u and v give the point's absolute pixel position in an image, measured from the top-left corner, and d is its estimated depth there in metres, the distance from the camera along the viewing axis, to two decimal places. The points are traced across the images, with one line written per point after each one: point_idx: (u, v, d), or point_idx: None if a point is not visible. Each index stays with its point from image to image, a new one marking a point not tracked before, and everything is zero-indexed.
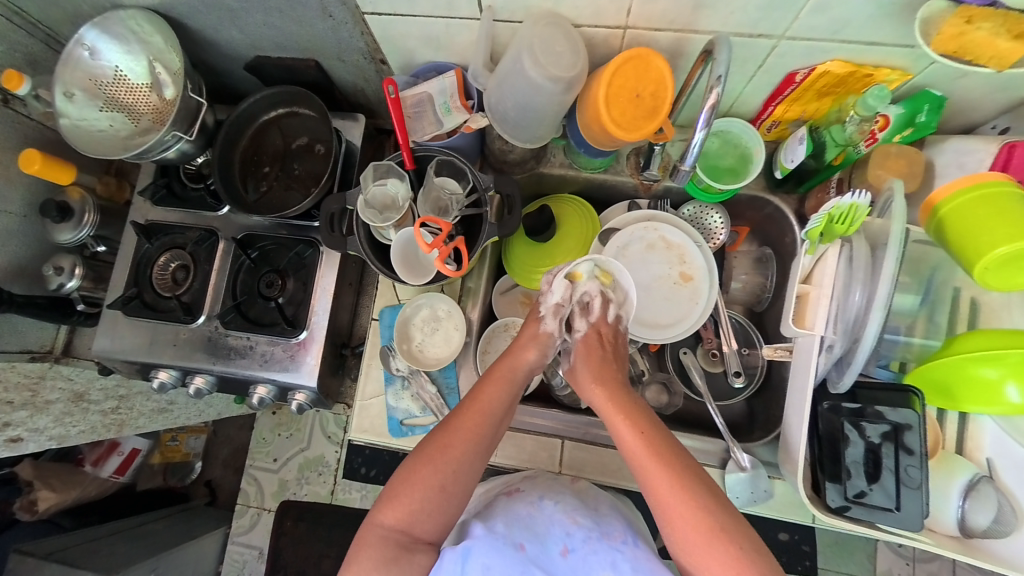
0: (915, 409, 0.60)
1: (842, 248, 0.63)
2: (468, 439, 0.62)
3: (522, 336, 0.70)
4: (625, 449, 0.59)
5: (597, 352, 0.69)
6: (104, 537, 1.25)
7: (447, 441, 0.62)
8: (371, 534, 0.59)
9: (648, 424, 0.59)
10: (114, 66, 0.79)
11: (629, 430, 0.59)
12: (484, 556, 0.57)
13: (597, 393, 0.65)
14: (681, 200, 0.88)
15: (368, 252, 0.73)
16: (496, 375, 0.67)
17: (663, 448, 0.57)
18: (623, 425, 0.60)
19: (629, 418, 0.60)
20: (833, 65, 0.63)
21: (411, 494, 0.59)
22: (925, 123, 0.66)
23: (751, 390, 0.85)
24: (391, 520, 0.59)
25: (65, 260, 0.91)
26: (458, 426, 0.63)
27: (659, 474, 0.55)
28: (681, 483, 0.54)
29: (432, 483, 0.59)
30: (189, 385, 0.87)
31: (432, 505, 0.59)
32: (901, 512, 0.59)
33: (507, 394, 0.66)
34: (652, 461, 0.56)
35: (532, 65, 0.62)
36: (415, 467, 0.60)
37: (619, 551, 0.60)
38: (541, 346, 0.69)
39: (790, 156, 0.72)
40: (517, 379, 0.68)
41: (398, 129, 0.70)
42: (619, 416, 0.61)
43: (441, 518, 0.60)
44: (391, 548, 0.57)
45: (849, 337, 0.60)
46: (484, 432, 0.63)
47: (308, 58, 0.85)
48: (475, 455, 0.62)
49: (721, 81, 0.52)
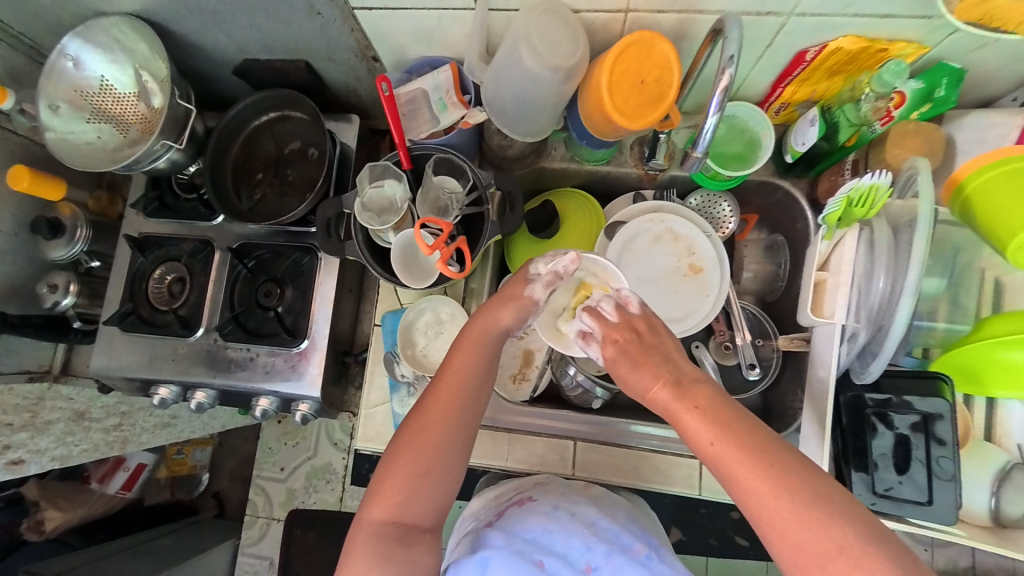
0: (945, 397, 0.58)
1: (860, 232, 0.60)
2: (444, 415, 0.59)
3: (497, 297, 0.64)
4: (703, 452, 0.47)
5: (626, 356, 0.56)
6: (114, 554, 1.23)
7: (424, 418, 0.58)
8: (361, 532, 0.56)
9: (728, 416, 0.47)
10: (100, 77, 0.77)
11: (703, 428, 0.47)
12: (503, 568, 0.57)
13: (657, 392, 0.52)
14: (687, 189, 0.85)
15: (368, 256, 0.71)
16: (467, 341, 0.62)
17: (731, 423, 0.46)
18: (696, 423, 0.48)
19: (706, 413, 0.48)
20: (844, 42, 0.60)
21: (396, 483, 0.56)
22: (943, 98, 0.63)
23: (766, 382, 0.81)
24: (381, 514, 0.56)
25: (59, 277, 0.89)
26: (432, 404, 0.59)
27: (743, 464, 0.44)
28: (761, 466, 0.44)
29: (415, 467, 0.57)
30: (190, 400, 0.85)
31: (418, 491, 0.57)
32: (933, 505, 0.56)
33: (479, 360, 0.62)
34: (728, 448, 0.45)
35: (530, 55, 0.60)
36: (396, 452, 0.58)
37: (643, 567, 0.59)
38: (522, 311, 0.63)
39: (800, 139, 0.70)
40: (491, 342, 0.63)
41: (394, 129, 0.67)
42: (692, 413, 0.48)
43: (431, 500, 0.57)
44: (385, 542, 0.55)
45: (872, 325, 0.57)
46: (462, 402, 0.60)
47: (297, 59, 0.82)
48: (454, 428, 0.59)
49: (732, 62, 0.50)
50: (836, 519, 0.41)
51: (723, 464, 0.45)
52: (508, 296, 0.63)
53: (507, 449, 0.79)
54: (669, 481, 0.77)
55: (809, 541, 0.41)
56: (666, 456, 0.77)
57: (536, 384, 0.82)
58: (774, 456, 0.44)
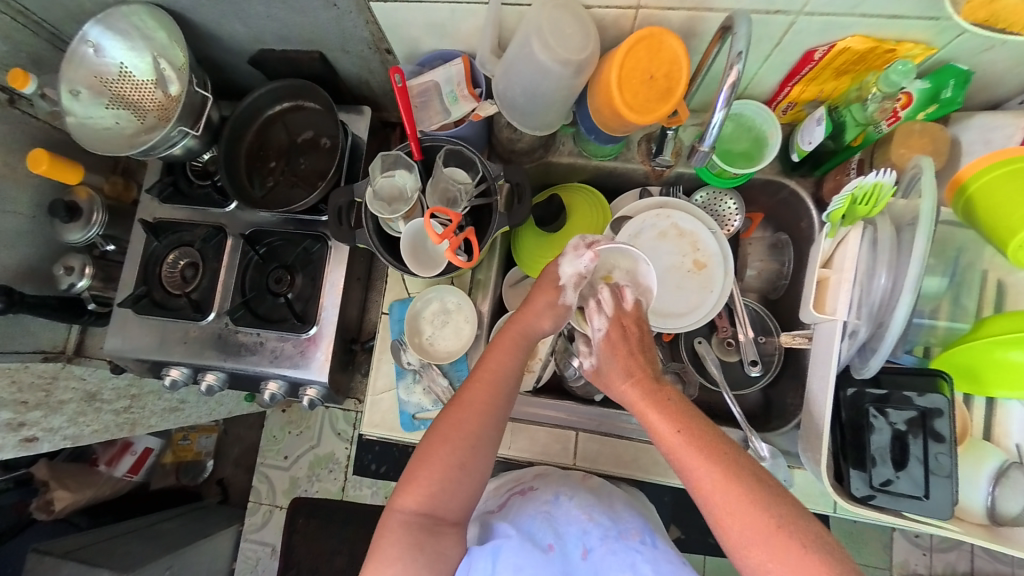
0: (943, 394, 0.58)
1: (864, 230, 0.61)
2: (482, 413, 0.60)
3: (538, 302, 0.66)
4: (665, 443, 0.53)
5: (624, 346, 0.61)
6: (121, 535, 1.26)
7: (463, 416, 0.60)
8: (392, 520, 0.57)
9: (686, 414, 0.54)
10: (119, 64, 0.79)
11: (663, 420, 0.54)
12: (515, 556, 0.58)
13: (628, 390, 0.59)
14: (693, 186, 0.86)
15: (378, 245, 0.72)
16: (504, 342, 0.65)
17: (677, 415, 0.54)
18: (658, 419, 0.54)
19: (664, 410, 0.55)
20: (853, 42, 0.60)
21: (430, 476, 0.58)
22: (950, 98, 0.63)
23: (768, 377, 0.83)
24: (411, 505, 0.57)
25: (74, 259, 0.91)
26: (470, 400, 0.61)
27: (700, 461, 0.50)
28: (723, 464, 0.49)
29: (451, 463, 0.58)
30: (200, 382, 0.87)
31: (452, 484, 0.58)
32: (928, 500, 0.57)
33: (517, 360, 0.64)
34: (682, 443, 0.52)
35: (542, 49, 0.61)
36: (432, 446, 0.59)
37: (639, 552, 0.60)
38: (558, 316, 0.66)
39: (807, 138, 0.70)
40: (527, 345, 0.66)
41: (405, 120, 0.69)
42: (653, 408, 0.55)
43: (462, 495, 0.59)
44: (414, 532, 0.56)
45: (873, 322, 0.58)
46: (499, 400, 0.62)
47: (312, 50, 0.84)
48: (492, 426, 0.61)
49: (740, 58, 0.50)
50: (750, 476, 0.48)
51: (682, 461, 0.51)
52: (553, 305, 0.66)
53: (510, 438, 0.80)
54: (669, 474, 0.77)
55: (754, 520, 0.46)
56: None
57: (540, 374, 0.83)
58: (724, 454, 0.50)
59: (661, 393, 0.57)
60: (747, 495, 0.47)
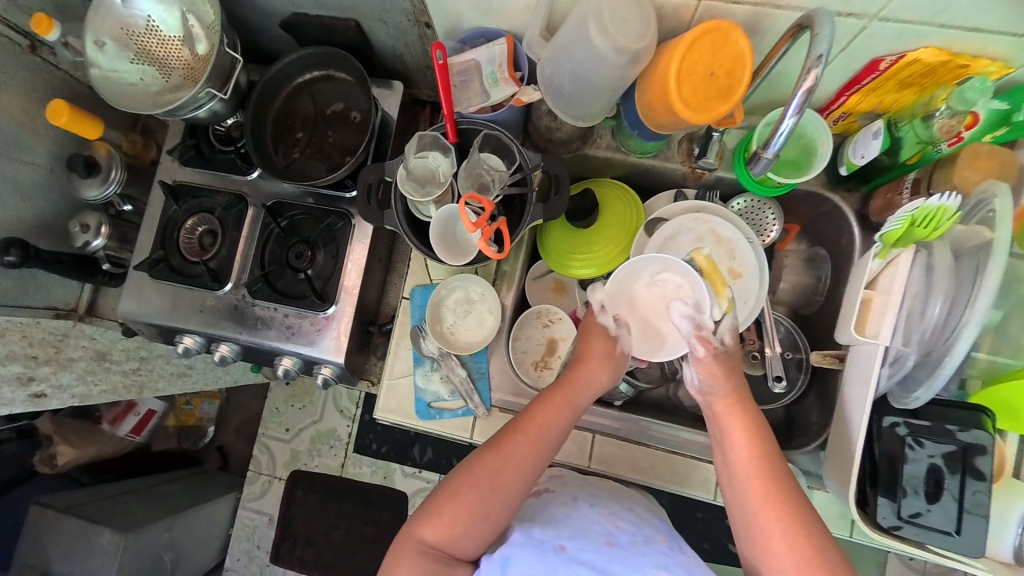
0: (987, 430, 0.57)
1: (917, 254, 0.58)
2: (519, 467, 0.60)
3: (591, 353, 0.69)
4: (734, 463, 0.59)
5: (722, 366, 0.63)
6: (122, 494, 1.27)
7: (502, 468, 0.60)
8: (408, 546, 0.58)
9: (768, 459, 0.58)
10: (147, 17, 0.75)
11: (746, 462, 0.58)
12: (526, 565, 0.57)
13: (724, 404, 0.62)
14: (732, 192, 0.84)
15: (406, 228, 0.70)
16: (556, 400, 0.65)
17: (803, 524, 0.54)
18: (740, 438, 0.59)
19: (780, 515, 0.54)
20: (925, 53, 0.57)
21: (456, 514, 0.58)
22: (1021, 123, 0.60)
23: (792, 395, 0.80)
24: (431, 536, 0.58)
25: (91, 218, 0.89)
26: (513, 452, 0.60)
27: (761, 505, 0.55)
28: (780, 513, 0.55)
29: (476, 510, 0.58)
30: (214, 352, 0.86)
31: (473, 527, 0.58)
32: (959, 536, 0.57)
33: (564, 421, 0.64)
34: (758, 493, 0.56)
35: (598, 34, 0.58)
36: (463, 486, 0.59)
37: (668, 555, 0.59)
38: (612, 365, 0.69)
39: (860, 152, 0.68)
40: (576, 405, 0.65)
41: (443, 99, 0.65)
42: (766, 513, 0.55)
43: (481, 540, 0.59)
44: (432, 563, 0.57)
45: (923, 349, 0.57)
46: (540, 458, 0.61)
47: (348, 18, 0.80)
48: (525, 483, 0.60)
49: (821, 61, 0.47)
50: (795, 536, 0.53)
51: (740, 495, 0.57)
52: (602, 352, 0.68)
53: None
54: (686, 484, 0.77)
55: (795, 568, 0.52)
56: (684, 458, 0.77)
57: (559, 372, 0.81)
58: (780, 504, 0.55)
59: (780, 491, 0.56)
60: (793, 552, 0.53)
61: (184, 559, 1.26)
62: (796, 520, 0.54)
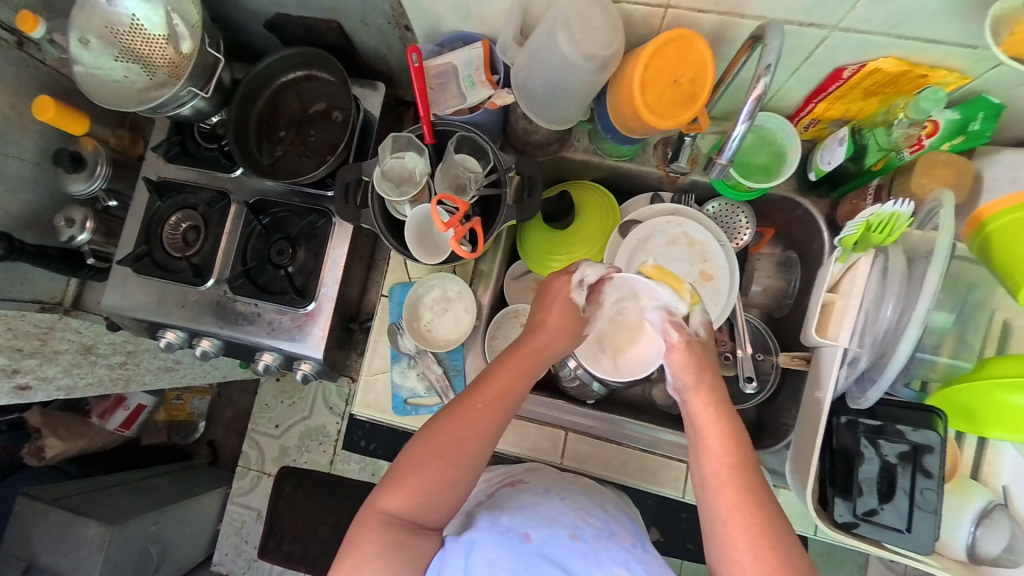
0: (937, 430, 0.59)
1: (876, 258, 0.60)
2: (481, 433, 0.60)
3: (554, 325, 0.67)
4: (701, 444, 0.57)
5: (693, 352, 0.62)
6: (110, 487, 1.29)
7: (464, 435, 0.59)
8: (371, 517, 0.57)
9: (734, 443, 0.56)
10: (132, 15, 0.77)
11: (715, 447, 0.56)
12: (490, 550, 0.57)
13: (688, 378, 0.61)
14: (706, 196, 0.85)
15: (382, 226, 0.71)
16: (517, 365, 0.63)
17: (772, 534, 0.51)
18: (714, 434, 0.57)
19: (745, 498, 0.53)
20: (885, 62, 0.59)
21: (420, 481, 0.58)
22: (978, 132, 0.62)
23: (763, 396, 0.82)
24: (395, 506, 0.57)
25: (76, 211, 0.89)
26: (473, 420, 0.60)
27: (728, 488, 0.54)
28: (746, 494, 0.53)
29: (440, 477, 0.58)
30: (196, 346, 0.87)
31: (438, 495, 0.58)
32: (911, 533, 0.59)
33: (524, 387, 0.63)
34: (724, 473, 0.55)
35: (567, 41, 0.60)
36: (426, 455, 0.59)
37: (629, 552, 0.61)
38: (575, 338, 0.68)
39: (827, 158, 0.69)
40: (537, 369, 0.65)
41: (419, 101, 0.67)
42: (732, 493, 0.53)
43: (446, 506, 0.59)
44: (395, 533, 0.56)
45: (876, 351, 0.59)
46: (501, 423, 0.61)
47: (330, 19, 0.82)
48: (487, 449, 0.60)
49: (770, 71, 0.49)
50: (761, 522, 0.52)
51: (706, 468, 0.56)
52: (565, 316, 0.66)
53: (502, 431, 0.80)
54: (656, 480, 0.78)
55: (763, 554, 0.50)
56: (655, 456, 0.79)
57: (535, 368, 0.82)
58: (746, 487, 0.54)
59: (746, 474, 0.54)
60: (762, 539, 0.51)
61: (170, 552, 1.27)
62: (763, 507, 0.52)
